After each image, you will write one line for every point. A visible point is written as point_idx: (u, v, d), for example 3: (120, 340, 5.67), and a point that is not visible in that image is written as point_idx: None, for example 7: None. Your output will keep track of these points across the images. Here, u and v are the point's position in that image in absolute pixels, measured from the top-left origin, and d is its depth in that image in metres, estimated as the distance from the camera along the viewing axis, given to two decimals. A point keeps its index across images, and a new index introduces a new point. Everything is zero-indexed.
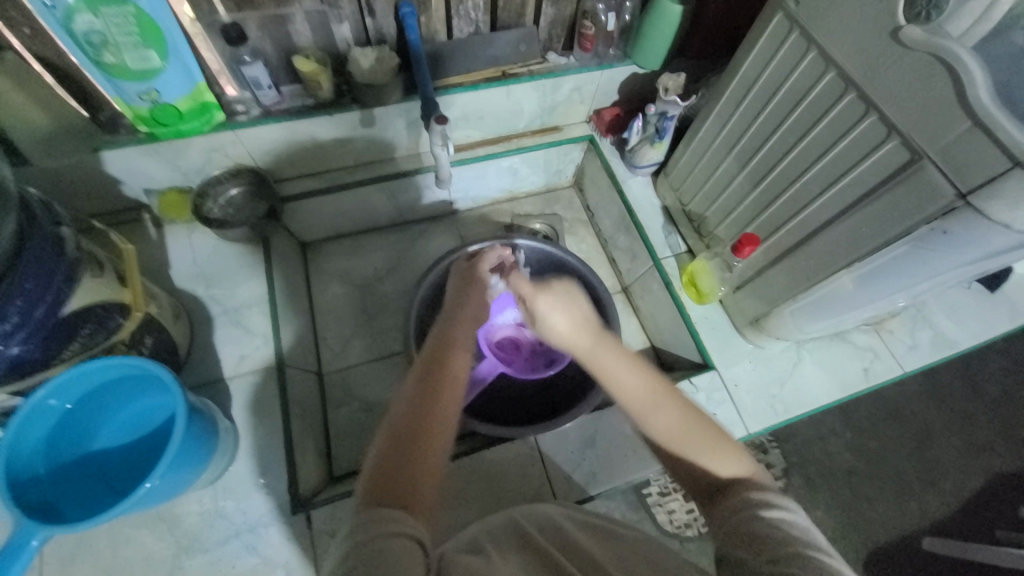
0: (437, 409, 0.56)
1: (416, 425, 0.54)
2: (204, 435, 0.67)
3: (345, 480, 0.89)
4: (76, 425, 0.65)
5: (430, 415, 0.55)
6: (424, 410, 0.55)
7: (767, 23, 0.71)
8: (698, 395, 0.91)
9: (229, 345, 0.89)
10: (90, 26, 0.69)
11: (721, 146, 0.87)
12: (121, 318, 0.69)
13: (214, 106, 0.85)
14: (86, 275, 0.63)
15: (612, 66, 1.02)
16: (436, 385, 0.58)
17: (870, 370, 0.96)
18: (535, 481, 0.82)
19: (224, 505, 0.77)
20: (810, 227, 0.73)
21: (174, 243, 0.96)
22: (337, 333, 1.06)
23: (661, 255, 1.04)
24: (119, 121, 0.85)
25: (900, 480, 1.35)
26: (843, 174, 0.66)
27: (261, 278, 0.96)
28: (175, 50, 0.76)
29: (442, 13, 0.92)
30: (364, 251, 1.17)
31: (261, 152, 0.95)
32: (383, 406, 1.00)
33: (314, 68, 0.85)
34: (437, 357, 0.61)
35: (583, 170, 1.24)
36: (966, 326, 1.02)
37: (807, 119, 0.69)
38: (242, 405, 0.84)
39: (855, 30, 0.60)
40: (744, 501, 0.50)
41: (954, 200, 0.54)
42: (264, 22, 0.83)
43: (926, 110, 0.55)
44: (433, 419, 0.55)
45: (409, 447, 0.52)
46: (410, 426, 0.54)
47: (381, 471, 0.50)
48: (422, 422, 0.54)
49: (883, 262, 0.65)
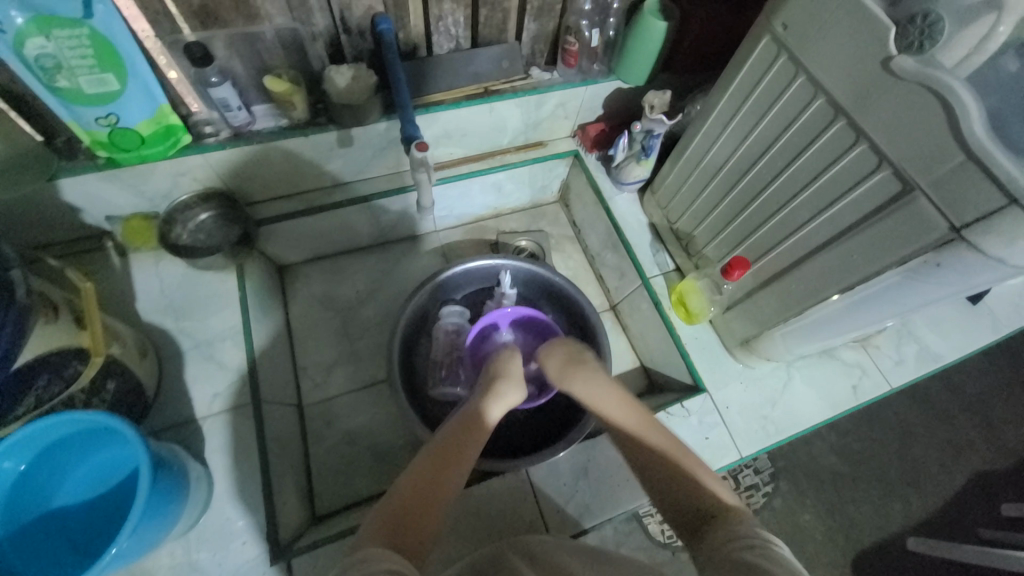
0: (450, 467, 0.58)
1: (427, 483, 0.56)
2: (173, 488, 0.63)
3: (328, 520, 0.86)
4: (34, 484, 0.61)
5: (440, 471, 0.58)
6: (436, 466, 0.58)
7: (754, 45, 0.70)
8: (690, 419, 0.90)
9: (201, 381, 0.84)
10: (41, 50, 0.64)
11: (709, 166, 0.86)
12: (78, 365, 0.64)
13: (179, 129, 0.80)
14: (37, 322, 0.58)
15: (596, 82, 1.00)
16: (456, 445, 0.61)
17: (858, 387, 0.96)
18: (527, 516, 0.80)
19: (197, 557, 0.73)
20: (800, 253, 0.72)
21: (141, 273, 0.91)
22: (317, 361, 1.02)
23: (649, 274, 1.03)
24: (77, 146, 0.80)
25: (885, 481, 1.36)
26: (834, 201, 0.65)
27: (235, 308, 0.90)
28: (135, 72, 0.71)
29: (421, 29, 0.89)
30: (344, 272, 1.12)
31: (232, 175, 0.90)
32: (366, 437, 0.96)
33: (287, 87, 0.81)
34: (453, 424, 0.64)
35: (568, 185, 1.22)
36: (950, 339, 1.03)
37: (795, 145, 0.68)
38: (216, 446, 0.79)
39: (844, 58, 0.59)
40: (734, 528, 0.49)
41: (947, 233, 0.53)
42: (233, 41, 0.79)
43: (918, 140, 0.54)
44: (444, 476, 0.58)
45: (417, 503, 0.54)
46: (420, 480, 0.57)
47: (389, 517, 0.52)
48: (433, 482, 0.57)
49: (874, 290, 0.64)
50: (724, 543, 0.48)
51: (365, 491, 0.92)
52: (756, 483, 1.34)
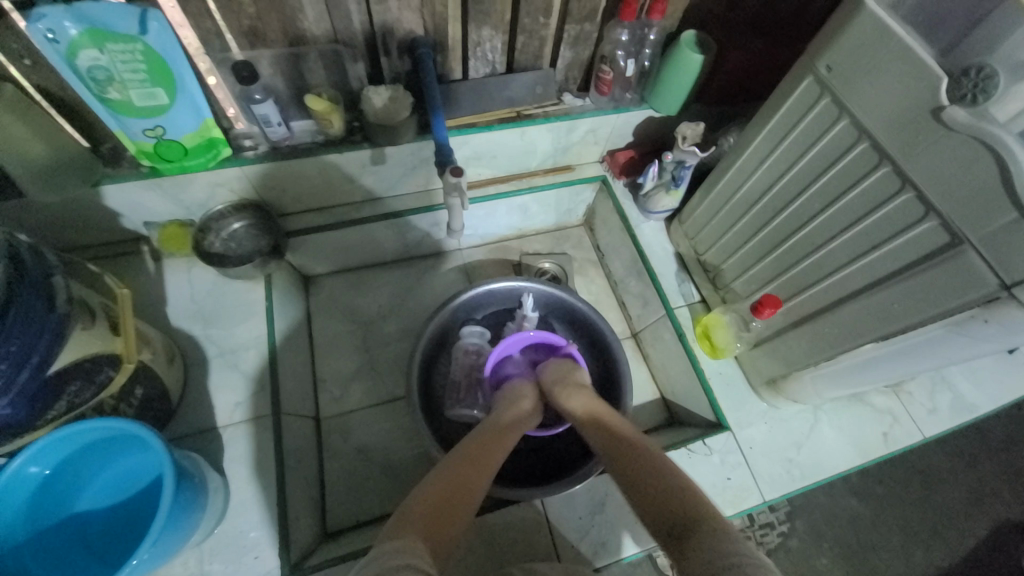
0: (473, 478, 0.61)
1: (453, 485, 0.59)
2: (192, 500, 0.64)
3: (339, 537, 0.85)
4: (58, 487, 0.61)
5: (464, 480, 0.60)
6: (459, 478, 0.60)
7: (794, 85, 0.70)
8: (712, 457, 0.87)
9: (224, 390, 0.85)
10: (94, 62, 0.67)
11: (741, 201, 0.85)
12: (110, 371, 0.65)
13: (221, 142, 0.83)
14: (76, 327, 0.59)
15: (628, 110, 1.00)
16: (478, 463, 0.63)
17: (889, 435, 0.93)
18: (541, 549, 0.78)
19: (209, 568, 0.72)
20: (835, 296, 0.71)
21: (173, 279, 0.93)
22: (336, 373, 1.03)
23: (674, 304, 1.02)
24: (122, 154, 0.83)
25: (906, 527, 1.30)
26: (875, 247, 0.63)
27: (261, 317, 0.92)
28: (182, 87, 0.73)
29: (459, 54, 0.90)
30: (367, 286, 1.13)
31: (267, 188, 0.92)
32: (381, 454, 0.96)
33: (327, 106, 0.83)
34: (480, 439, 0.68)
35: (594, 210, 1.22)
36: (987, 390, 0.99)
37: (835, 187, 0.67)
38: (235, 456, 0.80)
39: (891, 104, 0.58)
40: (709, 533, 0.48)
41: (997, 289, 0.52)
42: (277, 60, 0.81)
43: (968, 194, 0.52)
44: (467, 485, 0.60)
45: (443, 505, 0.56)
46: (448, 482, 0.59)
47: (417, 514, 0.53)
48: (458, 486, 0.59)
49: (917, 341, 0.63)
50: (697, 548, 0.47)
51: (377, 509, 0.91)
52: (772, 521, 1.29)
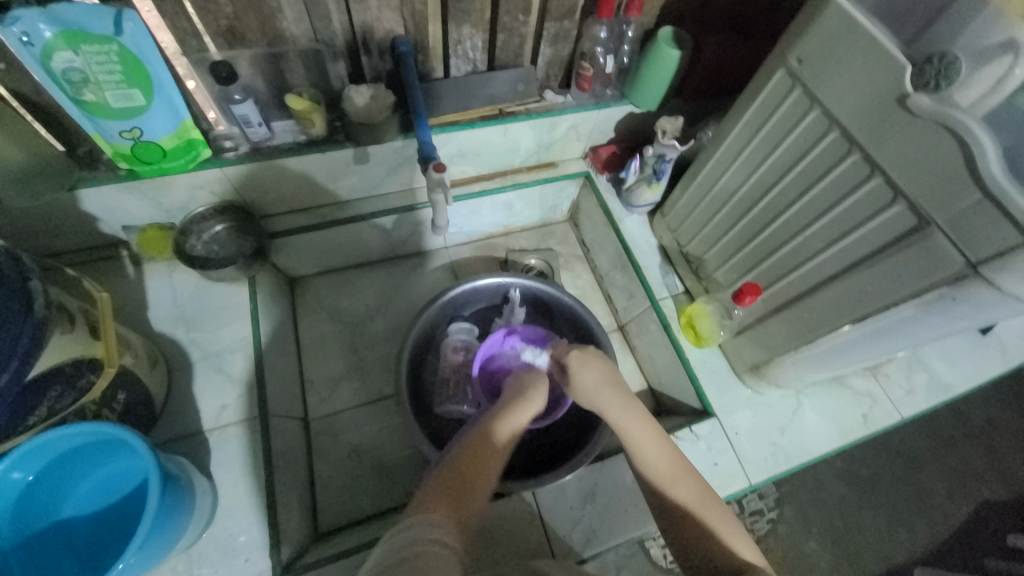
0: (497, 450, 0.58)
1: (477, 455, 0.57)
2: (179, 503, 0.63)
3: (331, 537, 0.85)
4: (41, 495, 0.60)
5: (488, 450, 0.58)
6: (483, 452, 0.58)
7: (768, 77, 0.71)
8: (699, 444, 0.89)
9: (209, 393, 0.84)
10: (69, 64, 0.66)
11: (720, 193, 0.87)
12: (91, 375, 0.64)
13: (200, 143, 0.82)
14: (55, 331, 0.59)
15: (609, 106, 1.01)
16: (502, 434, 0.60)
17: (868, 417, 0.96)
18: (532, 540, 0.79)
19: (198, 573, 0.72)
20: (813, 281, 0.73)
21: (154, 283, 0.91)
22: (324, 375, 1.02)
23: (659, 296, 1.03)
24: (98, 157, 0.82)
25: (889, 508, 1.33)
26: (847, 233, 0.66)
27: (245, 320, 0.91)
28: (161, 87, 0.73)
29: (440, 52, 0.90)
30: (354, 286, 1.13)
31: (248, 189, 0.91)
32: (372, 453, 0.96)
33: (307, 105, 0.82)
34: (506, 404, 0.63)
35: (578, 206, 1.23)
36: (960, 370, 1.02)
37: (809, 175, 0.69)
38: (222, 460, 0.79)
39: (860, 93, 0.60)
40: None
41: (964, 268, 0.54)
42: (256, 60, 0.80)
43: (934, 178, 0.54)
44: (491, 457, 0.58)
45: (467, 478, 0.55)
46: (473, 454, 0.57)
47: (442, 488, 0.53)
48: (483, 457, 0.57)
49: (890, 321, 0.65)
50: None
51: (369, 508, 0.91)
52: (761, 508, 1.32)
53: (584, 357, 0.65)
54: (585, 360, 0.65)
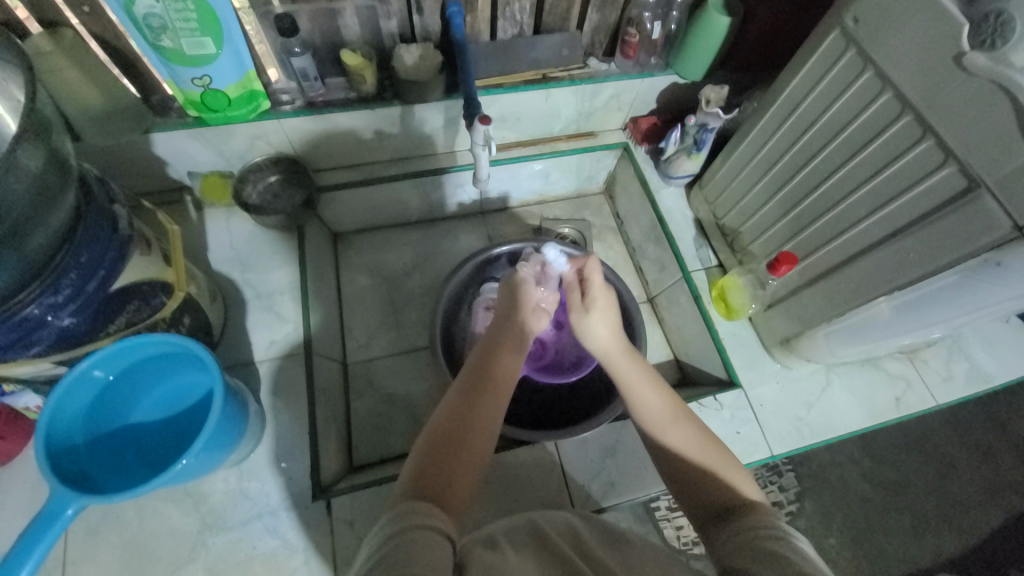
0: (474, 427, 0.58)
1: (458, 428, 0.57)
2: (237, 416, 0.69)
3: (364, 471, 0.91)
4: (116, 398, 0.68)
5: (469, 422, 0.58)
6: (458, 435, 0.57)
7: (822, 38, 0.70)
8: (722, 412, 0.90)
9: (261, 329, 0.91)
10: (149, 10, 0.71)
11: (761, 162, 0.86)
12: (164, 297, 0.71)
13: (261, 94, 0.87)
14: (136, 253, 0.66)
15: (653, 75, 1.01)
16: (476, 409, 0.59)
17: (901, 400, 0.94)
18: (552, 486, 0.82)
19: (247, 486, 0.79)
20: (852, 250, 0.72)
21: (214, 226, 0.98)
22: (361, 325, 1.08)
23: (691, 268, 1.03)
24: (170, 105, 0.88)
25: (917, 511, 1.28)
26: (893, 199, 0.65)
27: (294, 265, 0.98)
28: (230, 37, 0.77)
29: (488, 14, 0.92)
30: (392, 245, 1.18)
31: (302, 142, 0.97)
32: (403, 399, 1.01)
33: (360, 61, 0.86)
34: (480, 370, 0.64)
35: (614, 178, 1.24)
36: (1004, 361, 0.99)
37: (858, 140, 0.68)
38: (270, 388, 0.86)
39: (917, 53, 0.58)
40: (761, 521, 0.50)
41: (1011, 232, 0.53)
42: (315, 15, 0.85)
43: (988, 140, 0.53)
44: (471, 429, 0.57)
45: (449, 454, 0.55)
46: (455, 428, 0.57)
47: (425, 475, 0.52)
48: (464, 430, 0.57)
49: (930, 290, 0.65)
50: (748, 532, 0.49)
51: (397, 449, 0.96)
52: (780, 500, 1.27)
53: (610, 288, 0.72)
54: (609, 293, 0.72)
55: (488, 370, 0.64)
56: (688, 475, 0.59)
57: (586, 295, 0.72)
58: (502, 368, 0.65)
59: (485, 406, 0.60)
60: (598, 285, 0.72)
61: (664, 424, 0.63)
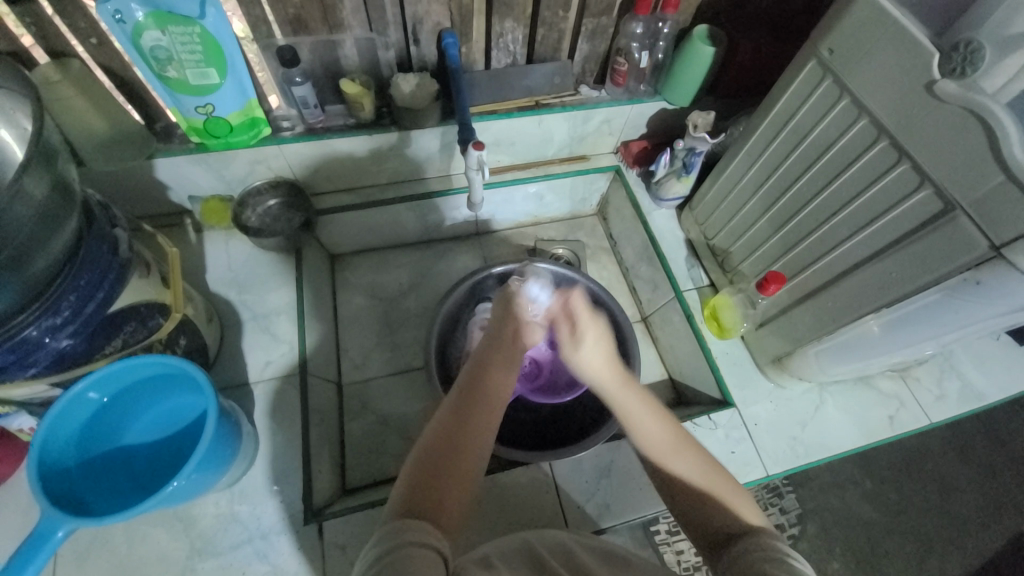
0: (466, 444, 0.58)
1: (450, 444, 0.57)
2: (229, 436, 0.69)
3: (357, 493, 0.90)
4: (109, 419, 0.68)
5: (462, 436, 0.58)
6: (449, 451, 0.56)
7: (799, 68, 0.73)
8: (717, 431, 0.90)
9: (256, 349, 0.92)
10: (156, 42, 0.74)
11: (748, 184, 0.88)
12: (161, 318, 0.72)
13: (263, 121, 0.90)
14: (134, 275, 0.67)
15: (642, 101, 1.04)
16: (468, 424, 0.59)
17: (895, 418, 0.94)
18: (547, 508, 0.82)
19: (239, 509, 0.78)
20: (838, 269, 0.74)
21: (213, 249, 1.00)
22: (357, 345, 1.08)
23: (683, 288, 1.05)
24: (173, 132, 0.91)
25: (919, 534, 1.27)
26: (873, 220, 0.67)
27: (291, 286, 0.99)
28: (233, 68, 0.80)
29: (482, 45, 0.96)
30: (389, 266, 1.19)
31: (301, 167, 0.99)
32: (397, 420, 1.01)
33: (359, 90, 0.89)
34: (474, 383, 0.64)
35: (607, 200, 1.26)
36: (995, 379, 0.99)
37: (837, 163, 0.71)
38: (265, 409, 0.86)
39: (888, 82, 0.61)
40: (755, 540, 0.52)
41: (988, 251, 0.55)
42: (316, 46, 0.88)
43: (960, 163, 0.56)
44: (464, 443, 0.57)
45: (442, 470, 0.55)
46: (448, 442, 0.57)
47: (418, 491, 0.53)
48: (457, 445, 0.57)
49: (915, 308, 0.67)
50: (743, 557, 0.50)
51: (392, 471, 0.95)
52: (781, 523, 1.26)
53: (599, 318, 0.70)
54: (599, 322, 0.70)
55: (482, 383, 0.64)
56: (684, 498, 0.59)
57: (574, 328, 0.70)
58: (496, 380, 0.65)
59: (478, 420, 0.60)
60: (586, 318, 0.70)
61: (658, 445, 0.62)
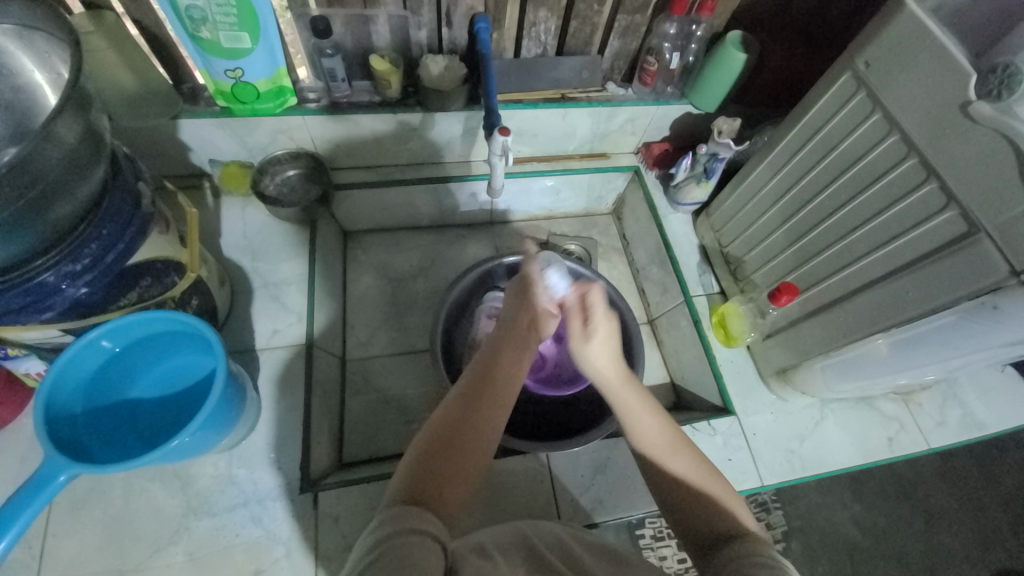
0: (468, 438, 0.56)
1: (452, 436, 0.56)
2: (234, 398, 0.70)
3: (353, 468, 0.91)
4: (117, 371, 0.68)
5: (466, 431, 0.57)
6: (453, 444, 0.56)
7: (833, 80, 0.73)
8: (715, 437, 0.90)
9: (265, 318, 0.93)
10: (192, 2, 0.74)
11: (768, 194, 0.88)
12: (175, 277, 0.73)
13: (289, 90, 0.90)
14: (154, 230, 0.68)
15: (668, 103, 1.04)
16: (474, 418, 0.58)
17: (894, 441, 0.94)
18: (541, 498, 0.82)
19: (236, 472, 0.79)
20: (852, 285, 0.74)
21: (229, 214, 1.01)
22: (363, 323, 1.08)
23: (693, 293, 1.05)
24: (199, 94, 0.91)
25: (904, 561, 1.27)
26: (894, 238, 0.67)
27: (303, 258, 0.99)
28: (266, 34, 0.80)
29: (514, 33, 0.96)
30: (400, 247, 1.19)
31: (323, 141, 0.99)
32: (398, 400, 1.01)
33: (387, 67, 0.89)
34: (483, 377, 0.62)
35: (623, 200, 1.26)
36: (998, 410, 0.99)
37: (863, 178, 0.70)
38: (269, 377, 0.87)
39: (924, 100, 0.61)
40: (743, 550, 0.51)
41: (1008, 276, 0.54)
42: (349, 20, 0.88)
43: (987, 189, 0.55)
44: (467, 437, 0.56)
45: (443, 462, 0.54)
46: (450, 435, 0.56)
47: (416, 482, 0.52)
48: (459, 437, 0.56)
49: (929, 329, 0.66)
50: (735, 562, 0.50)
51: (388, 449, 0.96)
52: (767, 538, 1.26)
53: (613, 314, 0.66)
54: (611, 319, 0.67)
55: (491, 376, 0.62)
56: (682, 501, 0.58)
57: (587, 323, 0.67)
58: (505, 375, 0.63)
59: (485, 415, 0.59)
60: (601, 315, 0.67)
61: (659, 445, 0.61)
